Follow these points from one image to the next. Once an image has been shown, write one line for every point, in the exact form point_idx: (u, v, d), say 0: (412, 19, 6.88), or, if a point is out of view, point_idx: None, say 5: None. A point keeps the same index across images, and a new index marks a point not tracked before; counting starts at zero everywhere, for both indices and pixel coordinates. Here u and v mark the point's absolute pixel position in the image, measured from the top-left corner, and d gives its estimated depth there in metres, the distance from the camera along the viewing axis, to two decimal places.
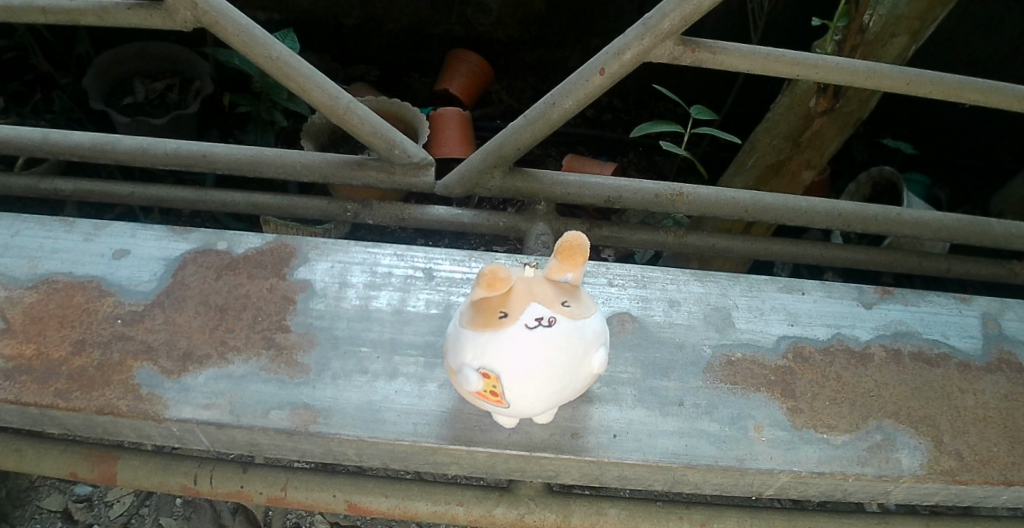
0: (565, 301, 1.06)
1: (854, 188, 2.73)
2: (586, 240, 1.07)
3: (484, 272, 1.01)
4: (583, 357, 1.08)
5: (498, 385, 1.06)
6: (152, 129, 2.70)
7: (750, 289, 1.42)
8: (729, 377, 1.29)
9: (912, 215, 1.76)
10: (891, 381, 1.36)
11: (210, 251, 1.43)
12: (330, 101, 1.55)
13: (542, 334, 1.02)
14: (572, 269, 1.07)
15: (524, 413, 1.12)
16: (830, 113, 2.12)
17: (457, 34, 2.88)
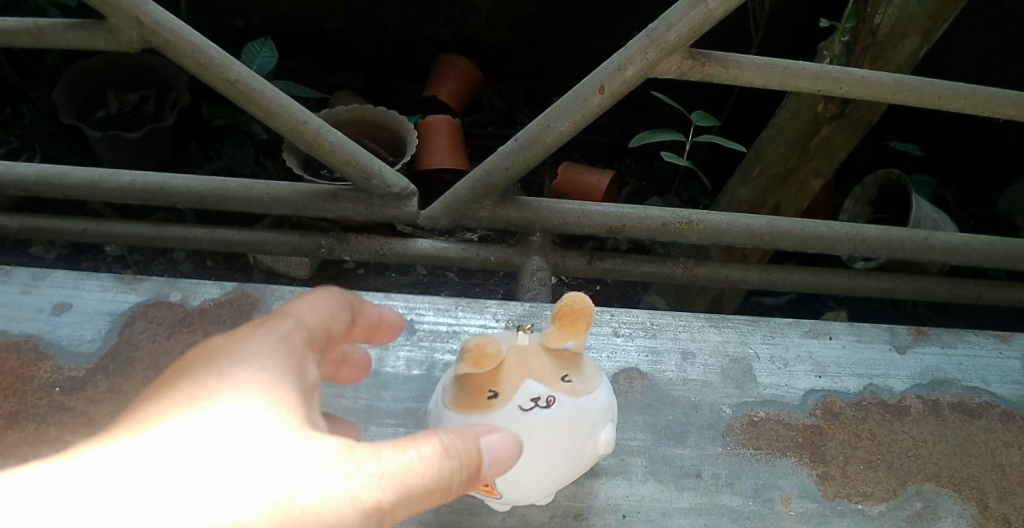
0: (565, 376, 0.92)
1: (860, 191, 2.46)
2: (590, 302, 0.93)
3: (469, 347, 0.87)
4: (587, 439, 0.93)
5: (487, 473, 0.92)
6: (126, 144, 2.46)
7: (773, 335, 1.28)
8: (751, 441, 1.15)
9: (940, 239, 1.62)
10: (929, 438, 1.21)
11: (161, 303, 1.28)
12: (299, 127, 1.40)
13: (539, 419, 0.88)
14: (574, 337, 0.93)
15: (520, 501, 0.97)
16: (840, 118, 1.98)
17: (445, 37, 2.71)
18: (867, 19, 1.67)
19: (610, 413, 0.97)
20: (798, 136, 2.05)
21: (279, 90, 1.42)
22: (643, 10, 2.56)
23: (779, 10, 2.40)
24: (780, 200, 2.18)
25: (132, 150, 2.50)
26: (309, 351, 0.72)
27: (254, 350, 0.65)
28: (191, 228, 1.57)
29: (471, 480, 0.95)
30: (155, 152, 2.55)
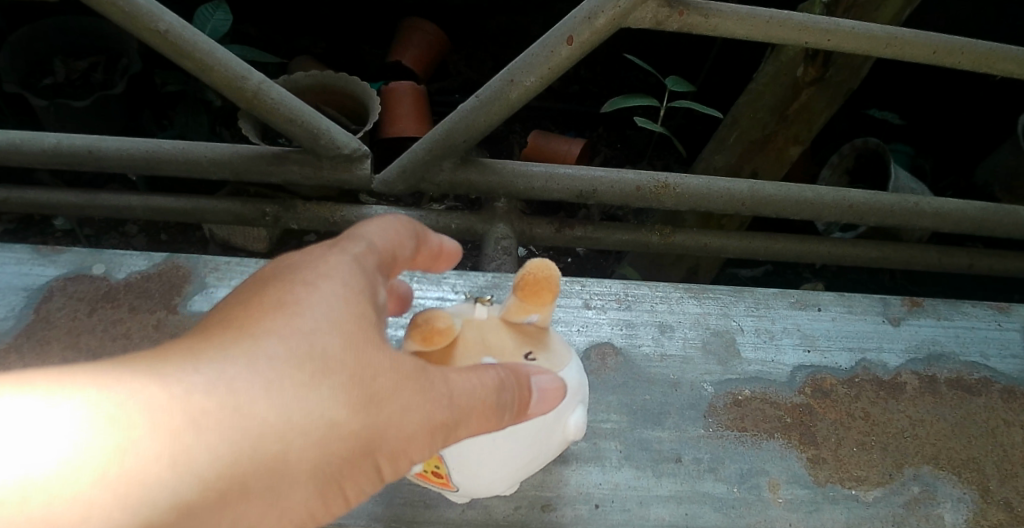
0: (529, 354, 0.78)
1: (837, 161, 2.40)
2: (557, 270, 0.79)
3: (418, 325, 0.74)
4: (555, 424, 0.81)
5: (442, 463, 0.81)
6: (76, 112, 2.19)
7: (757, 307, 1.17)
8: (736, 422, 1.04)
9: (930, 204, 1.53)
10: (926, 417, 1.12)
11: (82, 277, 1.13)
12: (237, 82, 1.24)
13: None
14: (538, 311, 0.79)
15: (480, 493, 0.87)
16: (820, 82, 1.85)
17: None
18: None
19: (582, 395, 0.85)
20: (777, 102, 1.93)
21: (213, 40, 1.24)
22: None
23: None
24: (758, 167, 2.09)
25: (84, 120, 2.23)
26: (381, 274, 0.73)
27: (328, 275, 0.67)
28: (124, 195, 1.41)
29: (423, 470, 0.84)
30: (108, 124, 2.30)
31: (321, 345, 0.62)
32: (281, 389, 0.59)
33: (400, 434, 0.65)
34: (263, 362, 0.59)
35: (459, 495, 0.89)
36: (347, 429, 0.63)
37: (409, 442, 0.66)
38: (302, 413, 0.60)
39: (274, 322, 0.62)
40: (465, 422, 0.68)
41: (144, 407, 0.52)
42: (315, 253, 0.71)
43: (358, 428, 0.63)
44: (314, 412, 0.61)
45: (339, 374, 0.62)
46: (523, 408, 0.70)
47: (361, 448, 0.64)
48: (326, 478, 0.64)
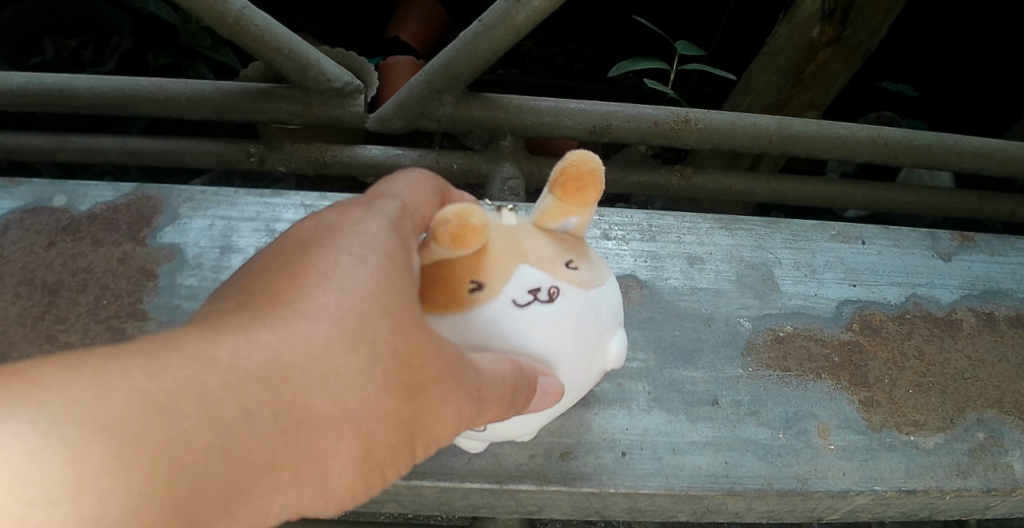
0: (570, 262, 0.67)
1: None
2: (601, 166, 0.68)
3: (448, 217, 0.59)
4: (596, 347, 0.70)
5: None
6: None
7: (795, 239, 1.05)
8: (778, 361, 0.92)
9: (970, 144, 1.41)
10: (987, 357, 1.00)
11: (41, 209, 1.01)
12: (216, 8, 1.08)
13: (541, 317, 0.64)
14: (575, 214, 0.68)
15: (505, 435, 0.75)
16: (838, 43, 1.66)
17: None
18: None
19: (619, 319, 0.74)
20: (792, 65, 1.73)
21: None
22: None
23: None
24: None
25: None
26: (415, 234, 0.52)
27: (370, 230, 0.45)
28: (97, 137, 1.29)
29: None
30: None
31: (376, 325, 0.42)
32: (331, 379, 0.38)
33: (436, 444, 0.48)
34: (311, 347, 0.37)
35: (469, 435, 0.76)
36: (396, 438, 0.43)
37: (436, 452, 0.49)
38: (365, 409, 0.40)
39: (316, 293, 0.40)
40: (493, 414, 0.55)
41: (148, 410, 0.30)
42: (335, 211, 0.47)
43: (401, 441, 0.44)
44: (366, 412, 0.40)
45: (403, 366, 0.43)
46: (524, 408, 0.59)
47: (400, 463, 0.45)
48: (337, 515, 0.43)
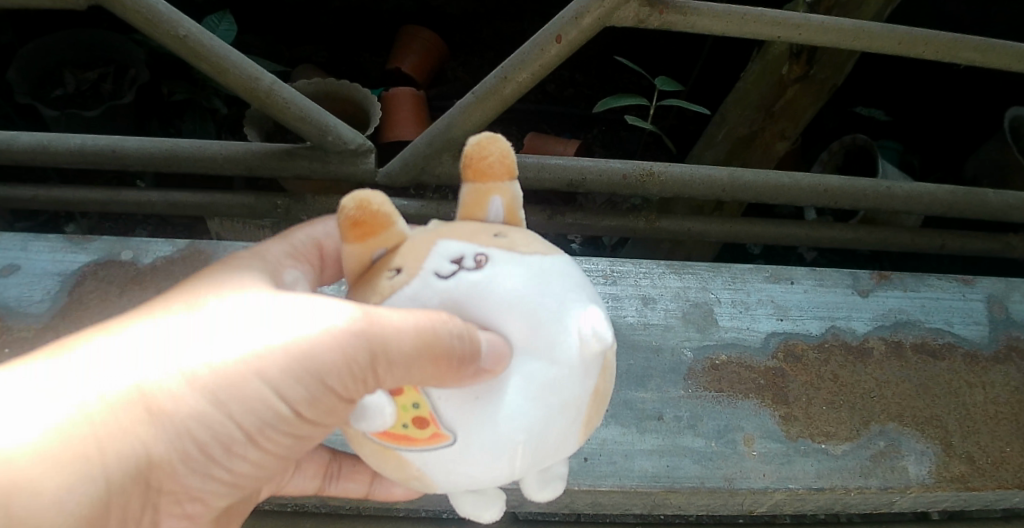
0: (495, 233, 0.77)
1: (826, 157, 2.50)
2: (503, 140, 0.81)
3: (345, 207, 0.75)
4: (549, 328, 0.71)
5: (421, 397, 0.72)
6: (81, 124, 2.29)
7: (734, 281, 1.28)
8: (713, 384, 1.14)
9: (903, 189, 1.62)
10: (892, 378, 1.22)
11: (111, 262, 1.27)
12: (251, 84, 1.35)
13: (467, 279, 0.72)
14: (488, 189, 0.81)
15: (480, 458, 0.72)
16: (805, 79, 1.90)
17: (408, 8, 2.66)
18: None
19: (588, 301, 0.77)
20: (762, 98, 1.99)
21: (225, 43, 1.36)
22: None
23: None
24: (747, 162, 2.18)
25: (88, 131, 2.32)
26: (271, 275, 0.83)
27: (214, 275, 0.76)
28: (144, 192, 1.54)
29: (401, 427, 0.73)
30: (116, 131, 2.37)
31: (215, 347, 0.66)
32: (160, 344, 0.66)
33: (314, 406, 0.71)
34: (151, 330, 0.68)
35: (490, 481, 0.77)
36: (259, 409, 0.68)
37: (328, 410, 0.72)
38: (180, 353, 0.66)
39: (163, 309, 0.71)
40: (389, 371, 0.69)
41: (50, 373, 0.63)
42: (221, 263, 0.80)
43: (274, 406, 0.68)
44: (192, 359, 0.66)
45: (247, 366, 0.66)
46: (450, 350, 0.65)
47: (284, 421, 0.70)
48: (269, 449, 0.73)
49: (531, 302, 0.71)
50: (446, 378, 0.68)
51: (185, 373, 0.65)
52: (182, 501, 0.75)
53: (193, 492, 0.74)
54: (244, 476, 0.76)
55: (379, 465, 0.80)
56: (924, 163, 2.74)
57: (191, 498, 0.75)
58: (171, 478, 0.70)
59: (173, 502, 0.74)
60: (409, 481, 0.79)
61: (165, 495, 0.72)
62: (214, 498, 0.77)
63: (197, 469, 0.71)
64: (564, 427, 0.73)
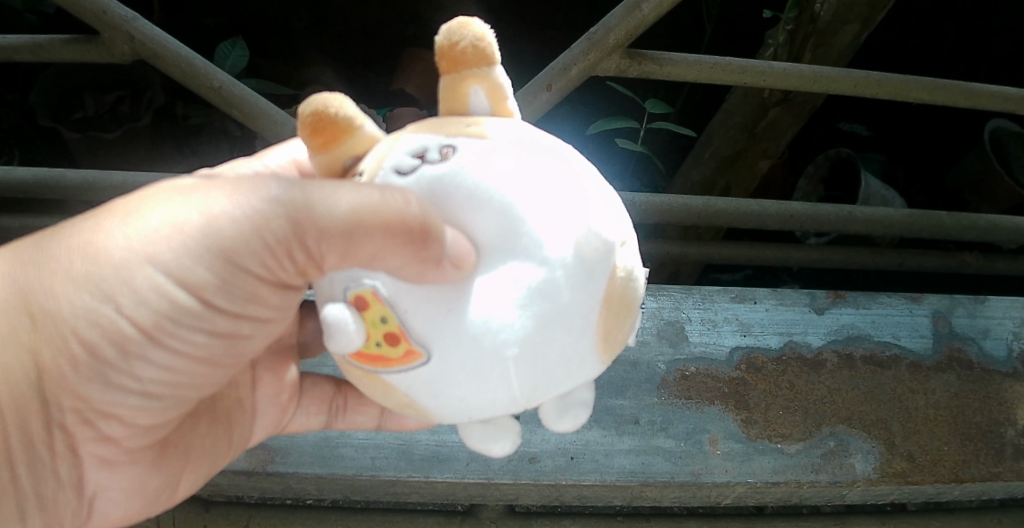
0: (468, 124, 0.82)
1: (813, 170, 2.66)
2: (471, 24, 0.83)
3: (301, 118, 0.82)
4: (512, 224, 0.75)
5: (388, 312, 0.76)
6: (105, 146, 2.51)
7: (703, 302, 1.56)
8: (683, 392, 1.42)
9: (864, 212, 1.79)
10: (843, 386, 1.47)
11: None
12: (276, 125, 1.70)
13: (430, 169, 0.78)
14: (463, 79, 0.84)
15: (453, 368, 0.77)
16: (784, 103, 2.03)
17: (411, 33, 2.83)
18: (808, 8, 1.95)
19: (578, 200, 0.79)
20: (746, 122, 2.12)
21: (252, 91, 1.73)
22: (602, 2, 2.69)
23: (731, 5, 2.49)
24: (730, 181, 2.32)
25: (111, 152, 2.54)
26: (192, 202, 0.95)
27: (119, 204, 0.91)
28: None
29: (377, 346, 0.77)
30: (133, 151, 2.59)
31: (103, 246, 0.80)
32: (40, 264, 0.82)
33: (213, 291, 0.83)
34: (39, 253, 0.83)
35: (487, 405, 0.81)
36: (151, 295, 0.80)
37: (237, 296, 0.85)
38: (58, 265, 0.81)
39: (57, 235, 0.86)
40: (340, 251, 0.78)
41: None
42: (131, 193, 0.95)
43: (169, 292, 0.81)
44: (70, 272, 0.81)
45: (134, 257, 0.79)
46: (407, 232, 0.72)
47: (185, 309, 0.82)
48: (173, 348, 0.86)
49: (493, 188, 0.76)
50: (411, 270, 0.75)
51: (74, 282, 0.80)
52: (94, 422, 0.90)
53: (104, 408, 0.89)
54: (156, 385, 0.90)
55: (372, 393, 0.86)
56: (907, 176, 2.87)
57: (108, 419, 0.91)
58: (67, 389, 0.84)
59: (86, 424, 0.90)
60: (402, 406, 0.85)
61: (71, 413, 0.87)
62: (132, 417, 0.93)
63: (94, 377, 0.84)
64: (559, 336, 0.77)
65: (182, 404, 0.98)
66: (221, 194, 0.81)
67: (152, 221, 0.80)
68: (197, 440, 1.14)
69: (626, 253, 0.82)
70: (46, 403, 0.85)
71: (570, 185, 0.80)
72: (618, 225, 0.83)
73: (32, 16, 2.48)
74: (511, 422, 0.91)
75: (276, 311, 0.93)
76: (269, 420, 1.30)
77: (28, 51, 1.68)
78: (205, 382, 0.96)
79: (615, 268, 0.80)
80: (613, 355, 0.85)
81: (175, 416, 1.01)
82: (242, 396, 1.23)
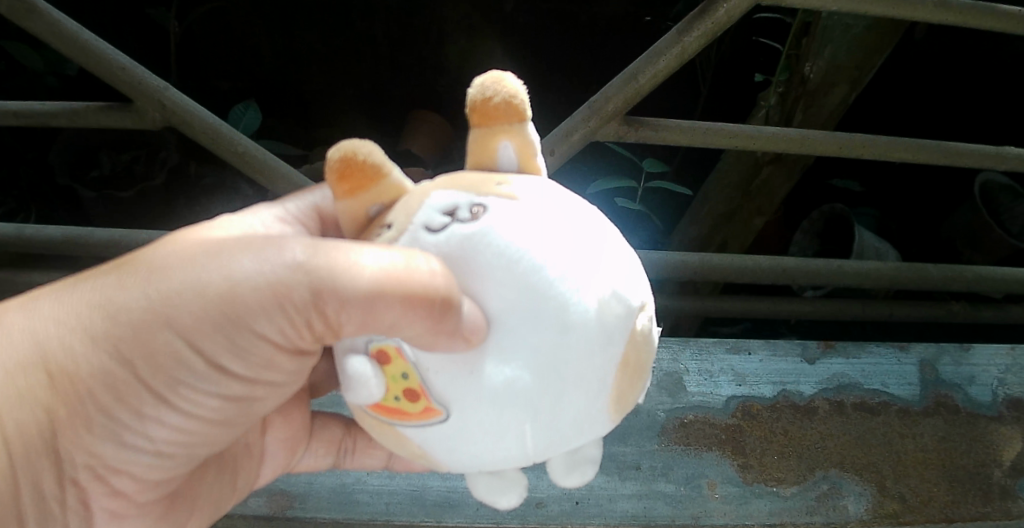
0: (500, 182, 0.86)
1: (808, 226, 2.77)
2: (506, 82, 0.89)
3: (331, 162, 0.87)
4: (536, 290, 0.79)
5: (408, 369, 0.83)
6: (121, 205, 2.63)
7: (700, 353, 1.68)
8: (682, 438, 1.54)
9: (853, 266, 1.89)
10: (835, 431, 1.59)
11: None
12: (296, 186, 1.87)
13: (459, 229, 0.81)
14: (493, 132, 0.90)
15: (471, 426, 0.83)
16: (777, 161, 2.14)
17: (417, 94, 2.95)
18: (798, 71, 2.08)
19: (601, 262, 0.84)
20: (740, 180, 2.26)
21: (273, 156, 1.87)
22: (599, 63, 2.86)
23: (722, 67, 2.63)
24: (726, 237, 2.44)
25: (124, 211, 2.66)
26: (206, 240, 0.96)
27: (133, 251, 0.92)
28: None
29: (394, 400, 0.84)
30: (145, 210, 2.70)
31: (125, 307, 0.84)
32: (57, 323, 0.86)
33: (228, 357, 0.88)
34: (55, 310, 0.87)
35: (500, 459, 0.87)
36: (169, 360, 0.85)
37: (252, 363, 0.90)
38: (76, 326, 0.85)
39: (70, 290, 0.89)
40: (361, 317, 0.81)
41: None
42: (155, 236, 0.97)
43: (186, 357, 0.85)
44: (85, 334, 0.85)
45: (155, 319, 0.84)
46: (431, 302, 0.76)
47: (201, 374, 0.88)
48: (186, 411, 0.92)
49: (521, 251, 0.79)
50: (434, 338, 0.78)
51: (91, 343, 0.85)
52: (105, 478, 0.96)
53: (117, 465, 0.95)
54: (167, 445, 0.97)
55: (387, 439, 0.93)
56: (900, 229, 2.96)
57: (119, 474, 0.97)
58: (81, 447, 0.91)
59: (98, 479, 0.95)
60: (415, 454, 0.92)
61: (83, 469, 0.93)
62: (142, 474, 0.99)
63: (107, 437, 0.91)
64: (573, 398, 0.83)
65: (189, 460, 1.04)
66: (245, 255, 0.83)
67: (175, 281, 0.84)
68: (202, 490, 1.20)
69: (645, 315, 0.86)
70: (60, 459, 0.90)
71: (594, 249, 0.84)
72: (638, 287, 0.87)
73: (54, 79, 2.60)
74: (519, 476, 0.98)
75: (288, 376, 0.99)
76: (276, 461, 1.38)
77: (64, 118, 1.82)
78: (214, 441, 1.04)
79: (636, 329, 0.85)
80: (624, 411, 0.91)
81: (183, 471, 1.07)
82: (252, 443, 1.30)
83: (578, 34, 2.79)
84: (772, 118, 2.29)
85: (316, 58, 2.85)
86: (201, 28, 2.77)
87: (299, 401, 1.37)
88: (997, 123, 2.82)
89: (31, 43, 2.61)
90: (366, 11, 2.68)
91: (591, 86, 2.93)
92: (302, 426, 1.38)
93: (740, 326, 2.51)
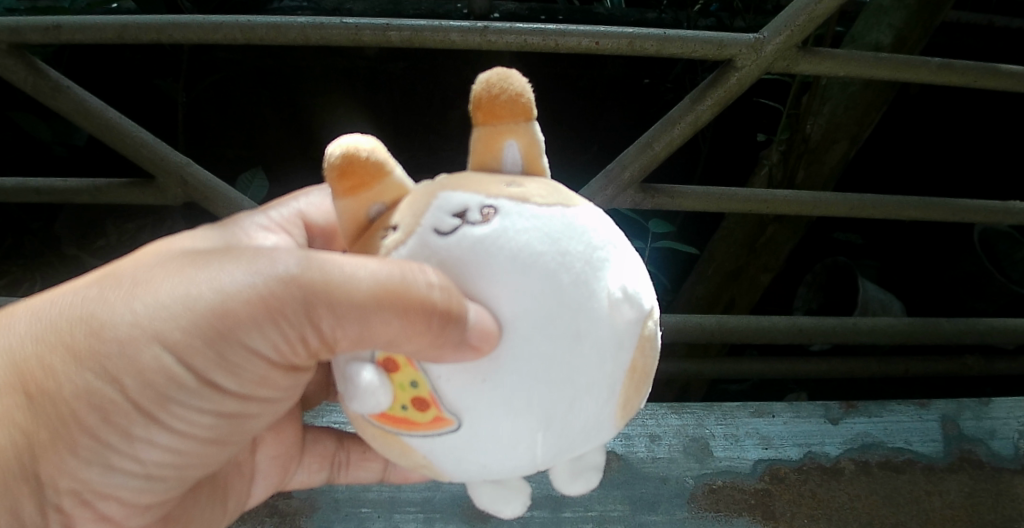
0: (511, 183, 0.80)
1: (812, 278, 2.80)
2: (511, 78, 0.85)
3: (332, 160, 0.84)
4: (549, 291, 0.73)
5: (418, 377, 0.78)
6: None
7: (724, 417, 1.78)
8: (712, 505, 1.60)
9: (868, 323, 1.93)
10: (862, 492, 1.66)
11: None
12: None
13: (468, 231, 0.75)
14: (499, 132, 0.85)
15: (479, 439, 0.77)
16: (782, 220, 2.26)
17: (422, 159, 3.01)
18: (801, 130, 2.14)
19: (614, 260, 0.79)
20: (746, 238, 2.31)
21: None
22: (598, 124, 2.94)
23: (723, 127, 2.74)
24: (733, 294, 2.47)
25: None
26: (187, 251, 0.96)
27: (116, 263, 0.92)
28: None
29: (402, 410, 0.79)
30: None
31: (111, 323, 0.82)
32: (40, 337, 0.83)
33: (221, 374, 0.85)
34: (37, 324, 0.84)
35: (507, 469, 0.82)
36: (159, 379, 0.82)
37: (246, 379, 0.88)
38: (58, 338, 0.82)
39: (52, 302, 0.86)
40: (357, 332, 0.78)
41: None
42: (138, 250, 0.96)
43: (176, 375, 0.83)
44: (66, 346, 0.82)
45: (143, 335, 0.81)
46: (434, 308, 0.71)
47: (192, 392, 0.85)
48: (179, 430, 0.89)
49: (535, 252, 0.74)
50: (439, 350, 0.74)
51: (74, 359, 0.81)
52: (92, 503, 0.90)
53: (104, 489, 0.90)
54: (158, 467, 0.92)
55: (388, 452, 0.87)
56: (897, 278, 3.02)
57: (106, 499, 0.91)
58: (65, 472, 0.86)
59: (83, 506, 0.90)
60: (418, 466, 0.86)
61: (67, 495, 0.88)
62: (131, 498, 0.94)
63: (93, 461, 0.86)
64: (586, 405, 0.78)
65: (181, 483, 1.00)
66: (236, 266, 0.81)
67: (163, 294, 0.82)
68: (194, 513, 1.16)
69: (655, 321, 0.82)
70: (41, 486, 0.85)
71: (607, 250, 0.79)
72: (647, 291, 0.83)
73: (59, 148, 2.51)
74: (521, 484, 0.97)
75: (283, 393, 0.96)
76: (269, 482, 1.38)
77: (86, 195, 1.84)
78: (207, 463, 0.99)
79: (646, 334, 0.81)
80: (630, 419, 0.86)
81: (174, 495, 1.02)
82: (243, 462, 1.30)
83: (579, 96, 2.86)
84: (774, 177, 2.25)
85: (323, 129, 2.91)
86: (206, 98, 2.81)
87: (290, 419, 1.38)
88: (984, 174, 2.94)
89: (40, 112, 2.55)
90: (369, 78, 2.77)
91: (591, 145, 3.00)
92: (295, 443, 1.39)
93: (750, 385, 2.53)
